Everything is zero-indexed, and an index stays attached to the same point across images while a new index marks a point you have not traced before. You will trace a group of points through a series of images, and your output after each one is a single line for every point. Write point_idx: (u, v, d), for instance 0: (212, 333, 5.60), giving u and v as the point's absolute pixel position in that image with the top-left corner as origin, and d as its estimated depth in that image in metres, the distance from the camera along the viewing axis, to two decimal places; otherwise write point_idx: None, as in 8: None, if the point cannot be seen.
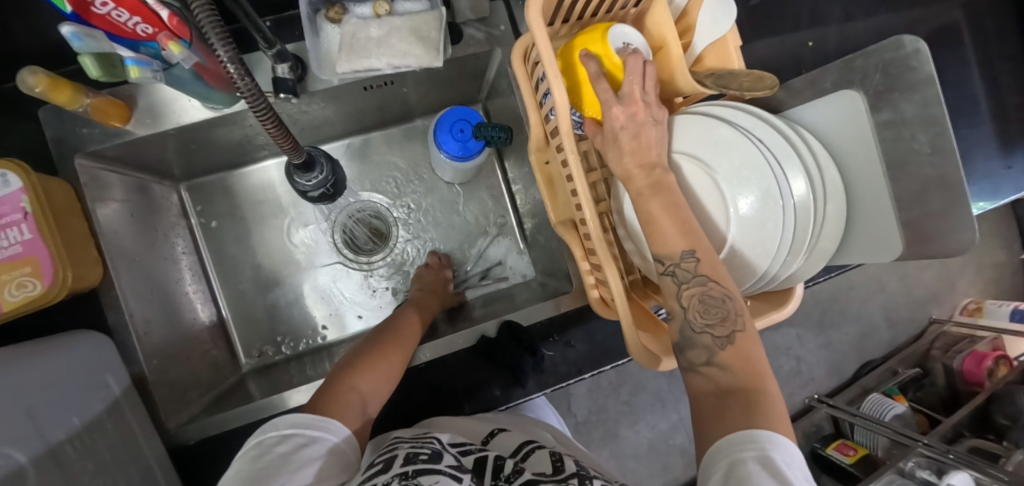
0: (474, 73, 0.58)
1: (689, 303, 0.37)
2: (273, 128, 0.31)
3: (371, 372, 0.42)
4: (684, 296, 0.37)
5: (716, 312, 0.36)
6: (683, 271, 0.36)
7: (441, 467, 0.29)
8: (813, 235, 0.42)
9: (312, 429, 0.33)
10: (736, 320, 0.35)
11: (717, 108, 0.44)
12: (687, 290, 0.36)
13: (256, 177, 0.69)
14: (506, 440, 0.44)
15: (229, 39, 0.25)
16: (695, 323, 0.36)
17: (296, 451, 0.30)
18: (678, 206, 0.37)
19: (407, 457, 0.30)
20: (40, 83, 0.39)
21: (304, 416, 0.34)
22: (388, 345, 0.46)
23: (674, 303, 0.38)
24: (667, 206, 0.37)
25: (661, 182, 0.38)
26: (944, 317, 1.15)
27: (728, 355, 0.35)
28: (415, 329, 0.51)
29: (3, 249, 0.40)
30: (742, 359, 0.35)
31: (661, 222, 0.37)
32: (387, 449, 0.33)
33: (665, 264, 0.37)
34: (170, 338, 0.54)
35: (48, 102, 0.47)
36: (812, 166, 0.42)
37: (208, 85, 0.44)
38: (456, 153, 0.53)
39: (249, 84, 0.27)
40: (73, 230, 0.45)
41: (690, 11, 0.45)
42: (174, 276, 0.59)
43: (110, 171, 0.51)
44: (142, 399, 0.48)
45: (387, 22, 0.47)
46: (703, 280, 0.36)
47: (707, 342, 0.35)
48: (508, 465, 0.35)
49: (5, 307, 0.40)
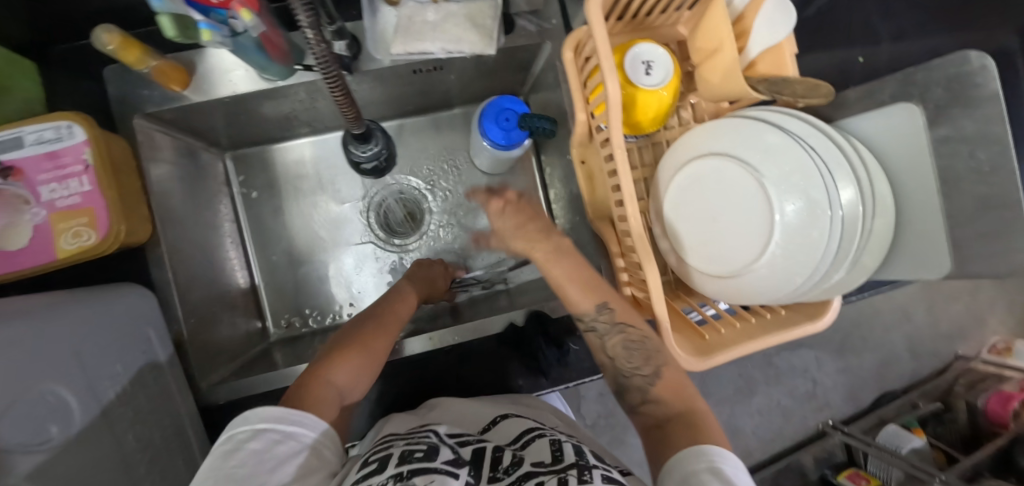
0: (520, 65, 0.59)
1: (614, 352, 0.45)
2: (341, 97, 0.32)
3: (342, 366, 0.41)
4: (611, 347, 0.46)
5: (639, 354, 0.44)
6: (602, 323, 0.46)
7: (436, 464, 0.31)
8: (858, 248, 0.42)
9: (288, 424, 0.32)
10: (658, 356, 0.44)
11: (768, 112, 0.45)
12: (610, 340, 0.45)
13: (297, 152, 0.70)
14: (508, 426, 0.44)
15: (310, 10, 0.25)
16: (625, 369, 0.45)
17: (269, 455, 0.30)
18: (580, 268, 0.48)
19: (402, 456, 0.31)
20: (113, 41, 0.40)
21: (277, 409, 0.33)
22: (367, 334, 0.45)
23: (604, 355, 0.47)
24: (566, 272, 0.48)
25: (559, 246, 0.49)
26: (971, 354, 1.12)
27: (660, 390, 0.43)
28: (399, 322, 0.50)
29: (64, 199, 0.43)
30: (671, 390, 0.43)
31: (570, 287, 0.48)
32: (382, 447, 0.35)
33: (586, 322, 0.47)
34: (207, 301, 0.55)
35: (116, 63, 0.49)
36: (865, 178, 0.41)
37: (267, 55, 0.45)
38: (499, 141, 0.53)
39: (324, 51, 0.28)
40: (128, 186, 0.47)
41: (747, 16, 0.45)
42: (216, 242, 0.60)
43: (162, 133, 0.53)
44: (178, 356, 0.49)
45: (444, 8, 0.47)
46: (619, 328, 0.45)
47: (638, 382, 0.44)
48: (507, 457, 0.36)
49: (62, 253, 0.43)
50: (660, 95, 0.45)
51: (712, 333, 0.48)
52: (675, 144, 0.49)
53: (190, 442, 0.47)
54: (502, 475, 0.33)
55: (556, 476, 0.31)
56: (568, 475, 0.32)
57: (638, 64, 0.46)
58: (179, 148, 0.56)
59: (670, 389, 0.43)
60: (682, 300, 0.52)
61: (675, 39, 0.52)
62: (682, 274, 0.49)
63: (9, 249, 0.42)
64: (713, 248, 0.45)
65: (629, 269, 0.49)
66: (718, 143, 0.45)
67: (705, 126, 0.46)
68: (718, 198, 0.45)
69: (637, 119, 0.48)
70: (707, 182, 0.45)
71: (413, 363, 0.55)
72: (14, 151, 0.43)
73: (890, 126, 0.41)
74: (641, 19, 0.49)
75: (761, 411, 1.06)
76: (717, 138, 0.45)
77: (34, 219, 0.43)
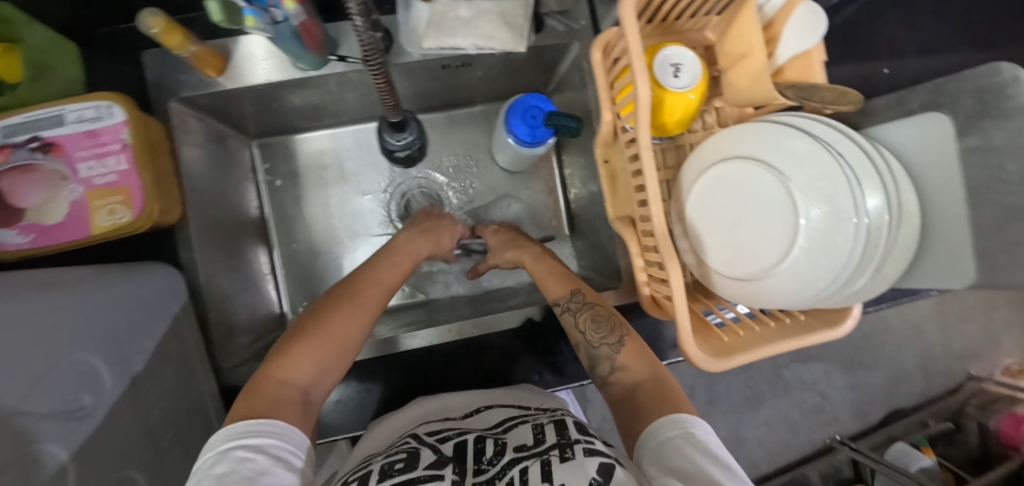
0: (546, 65, 0.60)
1: (585, 327, 0.49)
2: (381, 81, 0.33)
3: (299, 361, 0.41)
4: (581, 323, 0.50)
5: (604, 325, 0.49)
6: (574, 303, 0.52)
7: (416, 472, 0.35)
8: (883, 256, 0.41)
9: (255, 436, 0.33)
10: (621, 328, 0.48)
11: (795, 118, 0.45)
12: (580, 317, 0.50)
13: (322, 143, 0.71)
14: (491, 413, 0.47)
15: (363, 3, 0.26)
16: (595, 341, 0.48)
17: (237, 468, 0.30)
18: (559, 268, 0.58)
19: (383, 473, 0.35)
20: (157, 24, 0.41)
21: (241, 427, 0.33)
22: (319, 320, 0.44)
23: (577, 335, 0.50)
24: (546, 267, 0.58)
25: (541, 251, 0.61)
26: (984, 375, 1.10)
27: (624, 357, 0.46)
28: (368, 302, 0.48)
29: (100, 176, 0.45)
30: (634, 356, 0.46)
31: (551, 279, 0.57)
32: (362, 467, 0.39)
33: (562, 305, 0.53)
34: (230, 285, 0.56)
35: (154, 47, 0.50)
36: (893, 185, 0.41)
37: (303, 45, 0.46)
38: (524, 137, 0.54)
39: (371, 37, 0.28)
40: (163, 168, 0.48)
41: (777, 22, 0.45)
42: (241, 228, 0.61)
43: (195, 118, 0.54)
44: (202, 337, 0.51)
45: (477, 5, 0.49)
46: (588, 307, 0.51)
47: (606, 351, 0.47)
48: (490, 446, 0.40)
49: (98, 229, 0.44)
50: (687, 98, 0.46)
51: (731, 336, 0.48)
52: (699, 147, 0.49)
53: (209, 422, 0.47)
54: (486, 466, 0.38)
55: (539, 458, 0.36)
56: (550, 455, 0.36)
57: (666, 66, 0.46)
58: (210, 133, 0.57)
59: (632, 358, 0.46)
60: (701, 302, 0.53)
61: (703, 43, 0.53)
62: (702, 276, 0.50)
63: (48, 222, 0.44)
64: (735, 251, 0.45)
65: (648, 269, 0.50)
66: (743, 147, 0.46)
67: (730, 130, 0.47)
68: (740, 201, 0.45)
69: (662, 121, 0.48)
70: (731, 184, 0.46)
71: (429, 354, 0.57)
72: (56, 128, 0.44)
73: (919, 136, 0.41)
74: (671, 22, 0.49)
75: (768, 422, 1.05)
76: (743, 141, 0.46)
77: (71, 195, 0.45)
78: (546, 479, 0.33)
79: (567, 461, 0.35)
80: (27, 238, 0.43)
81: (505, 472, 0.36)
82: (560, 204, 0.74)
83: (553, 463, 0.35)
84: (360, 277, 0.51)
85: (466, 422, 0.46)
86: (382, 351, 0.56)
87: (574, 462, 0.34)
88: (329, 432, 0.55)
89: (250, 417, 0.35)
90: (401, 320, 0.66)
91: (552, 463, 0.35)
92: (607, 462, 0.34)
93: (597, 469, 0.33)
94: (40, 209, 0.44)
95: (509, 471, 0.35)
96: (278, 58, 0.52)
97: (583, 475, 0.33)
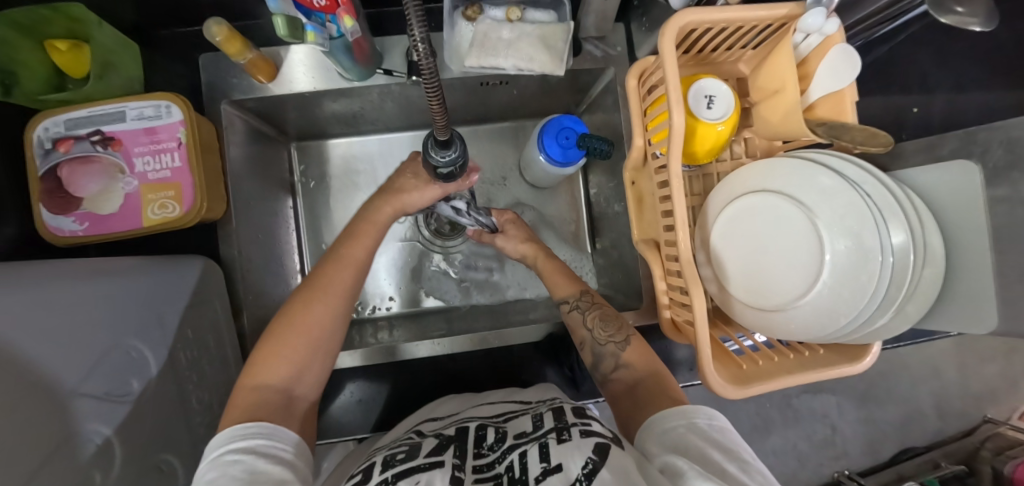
0: (580, 86, 0.63)
1: (593, 324, 0.52)
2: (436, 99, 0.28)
3: (271, 365, 0.41)
4: (588, 322, 0.52)
5: (612, 325, 0.51)
6: (582, 303, 0.54)
7: (415, 462, 0.35)
8: (905, 295, 0.42)
9: (243, 439, 0.34)
10: (627, 328, 0.51)
11: (824, 156, 0.46)
12: (589, 315, 0.53)
13: (358, 148, 0.73)
14: (495, 406, 0.47)
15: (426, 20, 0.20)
16: (601, 339, 0.51)
17: (225, 471, 0.31)
18: (564, 268, 0.60)
19: (384, 465, 0.36)
20: (220, 33, 0.44)
21: (228, 432, 0.35)
22: (283, 323, 0.43)
23: (583, 333, 0.52)
24: (554, 267, 0.61)
25: (548, 251, 0.63)
26: (1002, 419, 1.07)
27: (629, 355, 0.48)
28: (335, 287, 0.46)
29: (155, 172, 0.48)
30: (638, 356, 0.48)
31: (558, 277, 0.59)
32: (367, 459, 0.40)
33: (570, 303, 0.55)
34: (264, 280, 0.58)
35: (211, 52, 0.53)
36: (917, 227, 0.41)
37: (354, 60, 0.49)
38: (556, 157, 0.57)
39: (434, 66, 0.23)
40: (211, 164, 0.51)
41: (810, 60, 0.46)
42: (278, 228, 0.64)
43: (243, 120, 0.57)
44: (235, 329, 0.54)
45: (518, 27, 0.51)
46: (597, 306, 0.54)
47: (612, 349, 0.49)
48: (490, 433, 0.41)
49: (148, 222, 0.47)
50: (718, 129, 0.47)
51: (750, 363, 0.48)
52: (728, 178, 0.50)
53: None
54: (487, 451, 0.38)
55: (538, 442, 0.36)
56: (548, 438, 0.36)
57: (700, 97, 0.47)
58: (255, 133, 0.60)
59: (637, 356, 0.48)
60: (720, 329, 0.53)
61: (735, 75, 0.55)
62: (723, 303, 0.50)
63: (103, 212, 0.47)
64: (757, 281, 0.46)
65: (670, 292, 0.50)
66: (772, 181, 0.47)
67: (761, 164, 0.48)
68: (765, 232, 0.46)
69: (693, 150, 0.49)
70: (756, 216, 0.47)
71: (451, 359, 0.59)
72: (117, 124, 0.48)
73: (944, 181, 0.42)
74: (706, 54, 0.51)
75: (776, 451, 1.04)
76: (774, 175, 0.46)
77: (126, 188, 0.48)
78: (544, 459, 0.34)
79: (564, 442, 0.35)
80: (82, 225, 0.46)
81: (506, 457, 0.36)
82: (583, 220, 0.75)
83: (550, 445, 0.35)
84: (331, 258, 0.48)
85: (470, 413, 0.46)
86: (384, 358, 0.58)
87: (570, 443, 0.35)
88: (344, 431, 0.56)
89: (239, 422, 0.36)
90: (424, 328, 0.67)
91: (550, 444, 0.35)
92: (603, 442, 0.35)
93: (594, 449, 0.34)
94: (97, 199, 0.47)
95: (510, 455, 0.36)
96: (314, 69, 0.54)
97: (580, 453, 0.33)
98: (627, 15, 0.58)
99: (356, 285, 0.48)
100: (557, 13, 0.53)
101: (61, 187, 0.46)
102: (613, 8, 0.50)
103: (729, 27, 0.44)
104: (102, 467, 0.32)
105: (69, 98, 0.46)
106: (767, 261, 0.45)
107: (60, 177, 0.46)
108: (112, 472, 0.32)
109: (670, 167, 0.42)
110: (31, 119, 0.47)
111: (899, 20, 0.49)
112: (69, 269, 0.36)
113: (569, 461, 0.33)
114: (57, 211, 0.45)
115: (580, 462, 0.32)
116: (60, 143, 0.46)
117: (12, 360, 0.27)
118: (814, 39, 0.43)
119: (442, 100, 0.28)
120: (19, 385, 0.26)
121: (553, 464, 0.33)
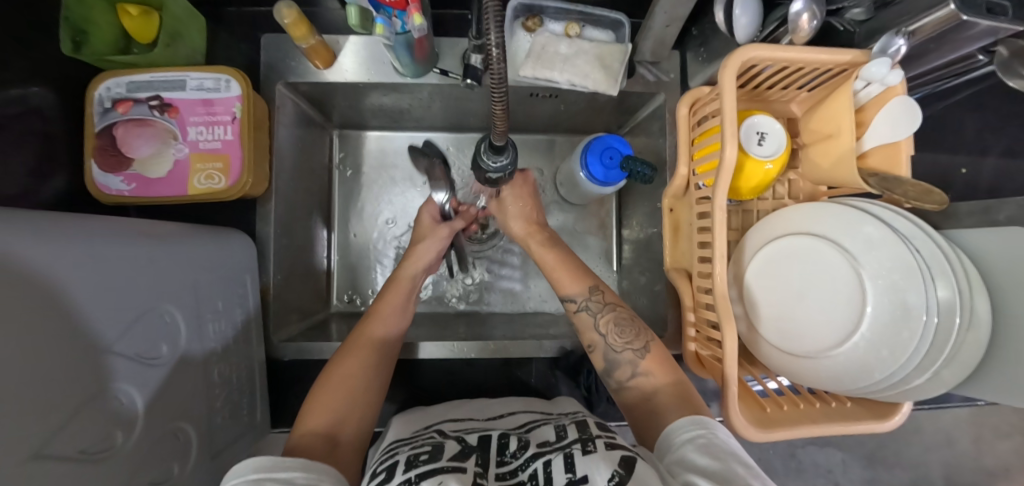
0: (628, 108, 0.64)
1: (608, 329, 0.49)
2: (500, 107, 0.29)
3: (319, 408, 0.41)
4: (601, 325, 0.49)
5: (630, 331, 0.48)
6: (593, 304, 0.51)
7: (441, 464, 0.34)
8: (946, 357, 0.39)
9: (280, 470, 0.31)
10: (646, 334, 0.48)
11: (875, 207, 0.44)
12: (601, 318, 0.50)
13: (399, 142, 0.74)
14: (515, 416, 0.46)
15: (501, 27, 0.25)
16: (616, 345, 0.48)
17: None
18: (569, 258, 0.55)
19: (408, 465, 0.34)
20: (290, 16, 0.45)
21: (264, 458, 0.32)
22: (333, 374, 0.44)
23: (594, 336, 0.50)
24: (559, 259, 0.55)
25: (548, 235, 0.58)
26: None
27: (647, 364, 0.46)
28: (367, 343, 0.48)
29: (207, 142, 0.49)
30: (657, 364, 0.46)
31: (560, 272, 0.54)
32: (388, 455, 0.38)
33: (579, 301, 0.51)
34: (291, 262, 0.60)
35: (275, 33, 0.54)
36: (965, 286, 0.39)
37: (413, 55, 0.50)
38: (597, 175, 0.59)
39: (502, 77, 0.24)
40: (259, 142, 0.52)
41: (868, 109, 0.45)
42: (313, 214, 0.66)
43: (295, 102, 0.59)
44: (261, 307, 0.55)
45: (576, 43, 0.52)
46: (610, 308, 0.50)
47: (630, 357, 0.47)
48: (513, 441, 0.39)
49: (194, 190, 0.48)
50: (766, 168, 0.47)
51: (774, 407, 0.47)
52: (771, 216, 0.49)
53: (256, 387, 0.52)
54: (510, 458, 0.37)
55: (562, 452, 0.35)
56: (573, 448, 0.36)
57: (752, 133, 0.47)
58: (303, 116, 0.62)
59: (656, 363, 0.46)
60: (743, 368, 0.53)
61: (785, 115, 0.55)
62: (751, 344, 0.49)
63: (151, 175, 0.48)
64: (791, 325, 0.44)
65: (698, 325, 0.50)
66: (818, 223, 0.45)
67: (807, 206, 0.47)
68: (802, 283, 0.44)
69: (737, 186, 0.49)
70: (797, 260, 0.45)
71: (465, 365, 0.60)
72: (176, 91, 0.49)
73: (1002, 246, 0.40)
74: (760, 90, 0.51)
75: None
76: (816, 218, 0.45)
77: (176, 154, 0.49)
78: (568, 470, 0.33)
79: (589, 453, 0.34)
80: (129, 186, 0.47)
81: (528, 465, 0.35)
82: (610, 238, 0.75)
83: (575, 455, 0.34)
84: (365, 321, 0.51)
85: (493, 423, 0.45)
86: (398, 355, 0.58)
87: (596, 455, 0.34)
88: None
89: (265, 454, 0.33)
90: (441, 326, 0.67)
91: (575, 455, 0.34)
92: (629, 455, 0.34)
93: (620, 461, 0.33)
94: (147, 162, 0.48)
95: (532, 464, 0.35)
96: (369, 63, 0.55)
97: (606, 465, 0.32)
98: (684, 44, 0.58)
99: (397, 325, 0.51)
100: (616, 33, 0.54)
101: (115, 145, 0.47)
102: (673, 36, 0.50)
103: (790, 66, 0.44)
104: (125, 429, 0.32)
105: (134, 62, 0.48)
106: (803, 316, 0.44)
107: (115, 136, 0.47)
108: (133, 435, 0.33)
109: (716, 205, 0.42)
110: (98, 77, 0.48)
111: (961, 78, 0.48)
112: (124, 225, 0.37)
113: (595, 472, 0.32)
114: (107, 170, 0.47)
115: (606, 474, 0.31)
116: (119, 104, 0.47)
117: (55, 316, 0.26)
118: (874, 89, 0.42)
119: (506, 105, 0.29)
120: (67, 338, 0.27)
121: (579, 475, 0.32)
